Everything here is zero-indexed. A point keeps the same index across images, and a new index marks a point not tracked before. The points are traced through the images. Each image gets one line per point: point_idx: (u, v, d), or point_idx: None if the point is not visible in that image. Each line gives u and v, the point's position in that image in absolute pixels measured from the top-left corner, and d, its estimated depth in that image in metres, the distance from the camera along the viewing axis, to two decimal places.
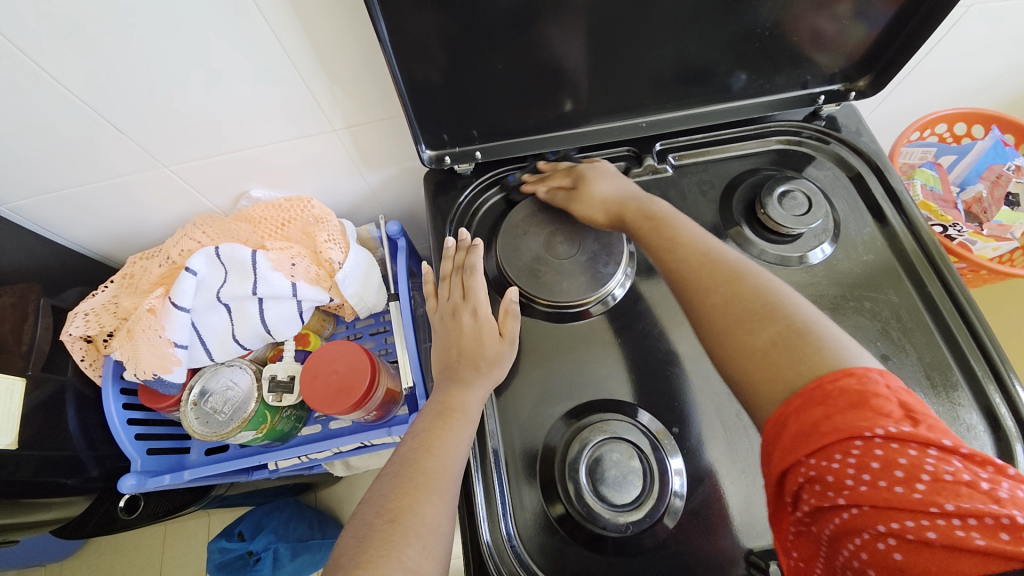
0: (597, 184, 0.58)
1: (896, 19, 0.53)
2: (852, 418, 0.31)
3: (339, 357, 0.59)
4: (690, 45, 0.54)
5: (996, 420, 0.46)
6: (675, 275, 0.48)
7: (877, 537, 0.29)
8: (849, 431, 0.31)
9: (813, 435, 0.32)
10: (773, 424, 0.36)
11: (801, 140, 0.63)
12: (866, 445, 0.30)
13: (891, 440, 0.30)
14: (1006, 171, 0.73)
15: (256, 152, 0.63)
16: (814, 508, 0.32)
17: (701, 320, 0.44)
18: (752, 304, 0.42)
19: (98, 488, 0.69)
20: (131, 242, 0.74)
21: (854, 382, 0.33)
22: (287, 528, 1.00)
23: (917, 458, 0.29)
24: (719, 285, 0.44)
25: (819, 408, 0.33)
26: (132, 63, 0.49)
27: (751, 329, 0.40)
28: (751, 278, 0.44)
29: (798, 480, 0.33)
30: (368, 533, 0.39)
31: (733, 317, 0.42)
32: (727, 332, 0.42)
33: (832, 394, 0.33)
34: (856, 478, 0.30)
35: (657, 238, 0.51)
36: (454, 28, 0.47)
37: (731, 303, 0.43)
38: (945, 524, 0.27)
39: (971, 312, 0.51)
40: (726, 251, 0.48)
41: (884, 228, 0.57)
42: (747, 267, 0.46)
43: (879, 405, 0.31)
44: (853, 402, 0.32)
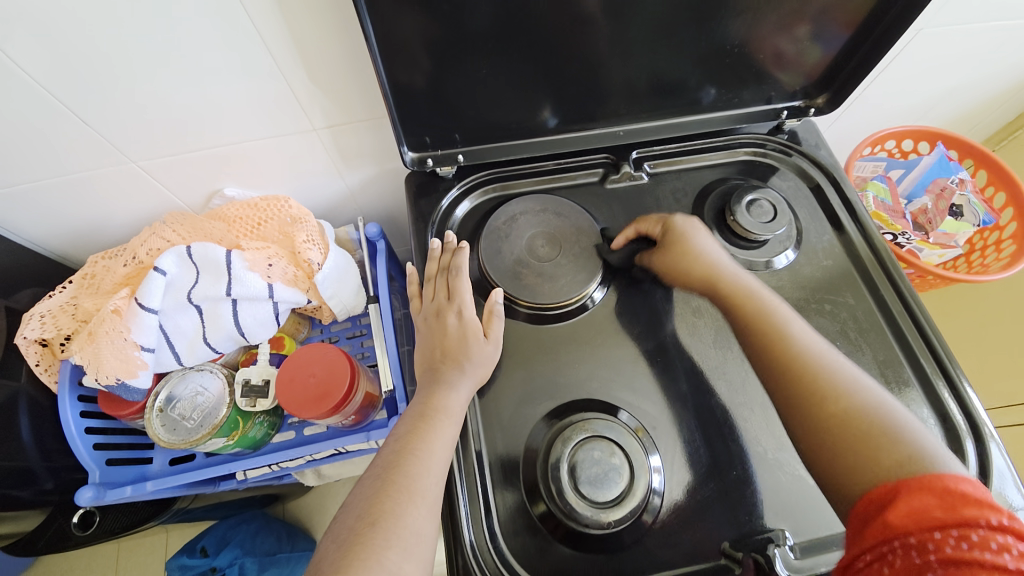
0: (693, 240, 0.57)
1: (848, 43, 0.58)
2: (963, 508, 0.35)
3: (316, 360, 0.58)
4: (663, 59, 0.57)
5: (945, 413, 0.50)
6: (779, 378, 0.48)
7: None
8: (959, 514, 0.34)
9: (919, 510, 0.35)
10: (873, 502, 0.38)
11: (766, 152, 0.67)
12: (973, 527, 0.33)
13: (999, 529, 0.33)
14: (949, 184, 0.79)
15: (231, 149, 0.61)
16: (900, 568, 0.34)
17: (810, 434, 0.45)
18: (869, 425, 0.42)
19: (52, 502, 0.66)
20: (92, 240, 0.71)
21: (971, 488, 0.36)
22: (254, 542, 0.96)
23: (1018, 546, 0.32)
24: (831, 399, 0.45)
25: (931, 495, 0.36)
26: (105, 53, 0.47)
27: (871, 450, 0.41)
28: (864, 395, 0.45)
29: (891, 542, 0.35)
30: (349, 537, 0.39)
31: (848, 436, 0.42)
32: (844, 452, 0.42)
33: (953, 490, 0.36)
34: (951, 543, 0.33)
35: (764, 328, 0.51)
36: (438, 32, 0.48)
37: (854, 418, 0.43)
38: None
39: (920, 314, 0.55)
40: (833, 354, 0.49)
41: (842, 237, 0.61)
42: (854, 379, 0.46)
43: (995, 507, 0.34)
44: (969, 498, 0.35)
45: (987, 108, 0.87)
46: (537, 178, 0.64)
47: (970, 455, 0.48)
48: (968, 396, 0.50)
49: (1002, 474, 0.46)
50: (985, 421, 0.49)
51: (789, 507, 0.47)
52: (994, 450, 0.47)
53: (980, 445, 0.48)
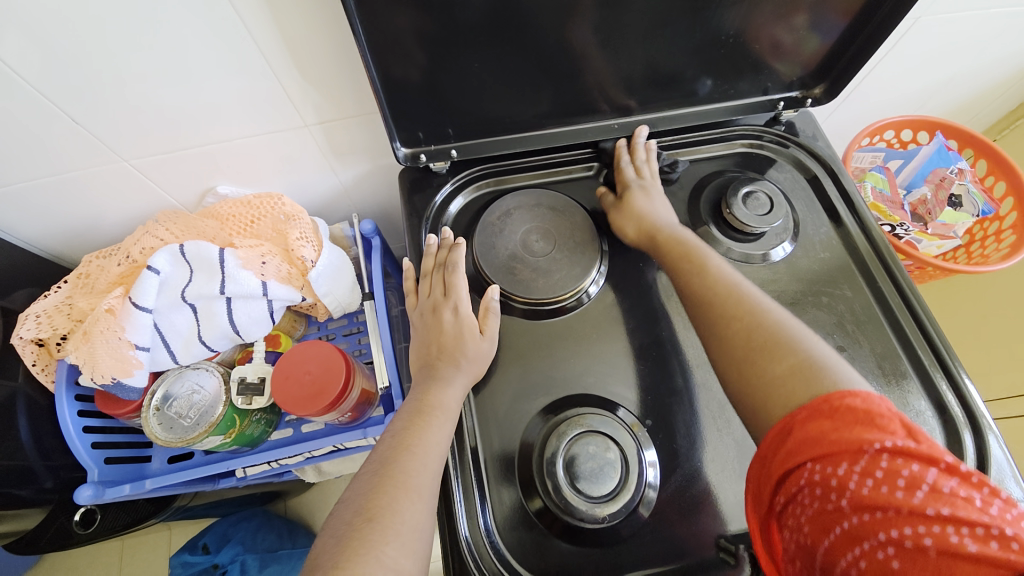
0: (641, 196, 0.59)
1: (847, 32, 0.57)
2: (859, 431, 0.35)
3: (312, 357, 0.58)
4: (658, 50, 0.56)
5: (943, 406, 0.50)
6: (694, 303, 0.50)
7: (877, 547, 0.31)
8: (856, 441, 0.34)
9: (821, 443, 0.35)
10: (776, 434, 0.39)
11: (763, 144, 0.66)
12: (872, 456, 0.34)
13: (896, 453, 0.33)
14: (949, 174, 0.78)
15: (223, 146, 0.61)
16: (814, 513, 0.34)
17: (717, 341, 0.47)
18: (769, 336, 0.44)
19: (53, 500, 0.66)
20: (87, 240, 0.70)
21: (860, 401, 0.36)
22: (255, 539, 0.96)
23: (918, 472, 0.33)
24: (736, 314, 0.47)
25: (828, 421, 0.36)
26: (93, 50, 0.47)
27: (768, 360, 0.43)
28: (770, 313, 0.46)
29: (800, 483, 0.36)
30: (346, 532, 0.39)
31: (747, 344, 0.45)
32: (743, 359, 0.44)
33: (842, 408, 0.36)
34: (859, 483, 0.33)
35: (686, 269, 0.53)
36: (431, 26, 0.48)
37: (753, 333, 0.45)
38: (941, 531, 0.30)
39: (918, 306, 0.54)
40: (747, 285, 0.50)
41: (839, 229, 0.61)
42: (763, 301, 0.48)
43: (886, 423, 0.35)
44: (862, 417, 0.35)
45: (988, 97, 0.86)
46: (531, 173, 0.64)
47: (968, 446, 0.47)
48: (968, 389, 0.50)
49: (1001, 467, 0.46)
50: (983, 413, 0.48)
51: None
52: (991, 441, 0.47)
53: (978, 437, 0.48)
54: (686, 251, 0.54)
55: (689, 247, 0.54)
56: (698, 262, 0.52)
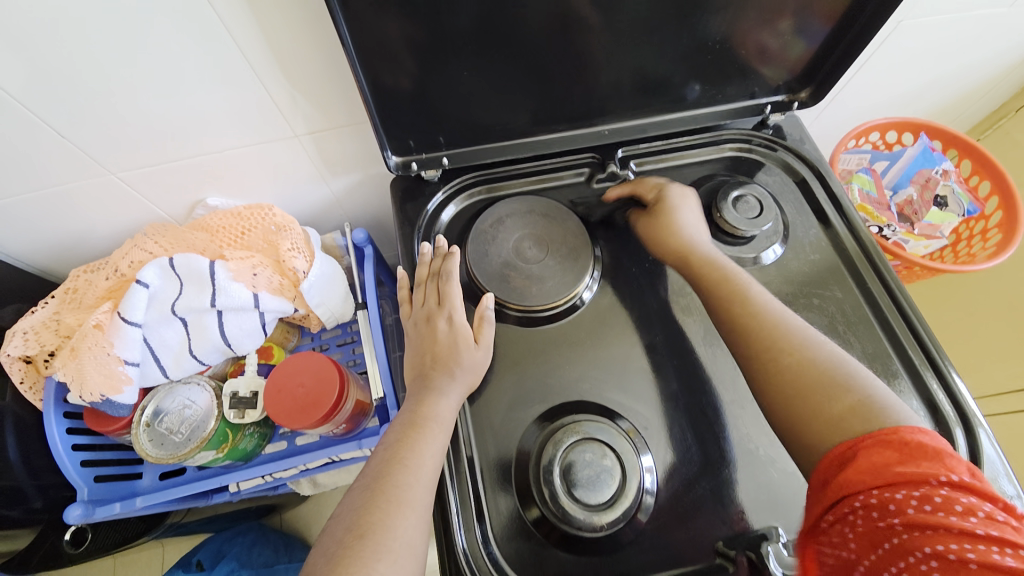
0: (677, 211, 0.58)
1: (830, 37, 0.58)
2: (923, 465, 0.35)
3: (304, 369, 0.58)
4: (647, 56, 0.56)
5: (934, 403, 0.50)
6: (737, 331, 0.49)
7: (921, 560, 0.32)
8: (921, 472, 0.34)
9: (882, 470, 0.36)
10: (833, 461, 0.39)
11: (751, 148, 0.67)
12: (933, 485, 0.34)
13: (957, 487, 0.34)
14: (933, 175, 0.80)
15: (213, 157, 0.60)
16: (864, 530, 0.34)
17: (765, 377, 0.46)
18: (822, 373, 0.44)
19: (42, 520, 0.65)
20: (75, 254, 0.70)
21: (928, 439, 0.37)
22: (250, 554, 0.95)
23: (973, 503, 0.33)
24: (787, 349, 0.46)
25: (894, 451, 0.36)
26: (81, 63, 0.47)
27: (827, 398, 0.42)
28: (820, 347, 0.46)
29: (855, 504, 0.35)
30: (338, 550, 0.38)
31: (802, 382, 0.44)
32: (798, 398, 0.43)
33: (910, 443, 0.36)
34: (917, 506, 0.33)
35: (722, 293, 0.52)
36: (421, 35, 0.48)
37: (804, 369, 0.44)
38: (985, 549, 0.31)
39: (908, 306, 0.55)
40: (793, 316, 0.50)
41: (828, 230, 0.61)
42: (810, 334, 0.48)
43: (952, 462, 0.35)
44: (928, 452, 0.36)
45: (970, 98, 0.88)
46: (524, 180, 0.65)
47: (959, 443, 0.48)
48: (957, 386, 0.50)
49: (994, 464, 0.46)
50: (973, 410, 0.49)
51: (781, 502, 0.47)
52: (982, 436, 0.47)
53: (969, 434, 0.48)
54: (719, 278, 0.53)
55: (724, 273, 0.53)
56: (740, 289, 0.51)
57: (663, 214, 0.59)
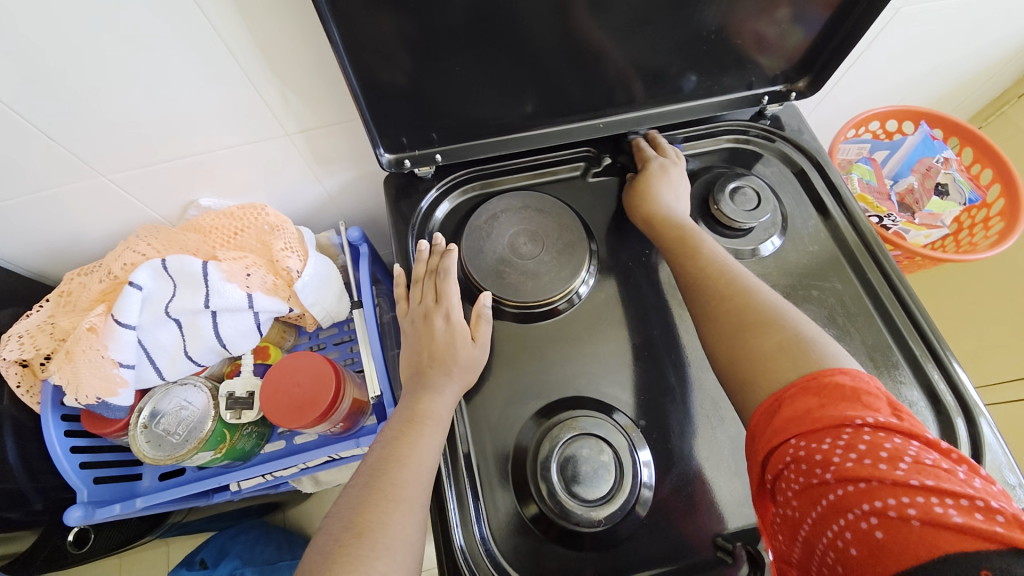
0: (656, 180, 0.58)
1: (829, 25, 0.57)
2: (843, 408, 0.35)
3: (301, 369, 0.57)
4: (642, 47, 0.55)
5: (935, 394, 0.50)
6: (690, 288, 0.50)
7: (861, 517, 0.31)
8: (840, 417, 0.34)
9: (806, 419, 0.35)
10: (764, 412, 0.38)
11: (749, 139, 0.66)
12: (855, 430, 0.33)
13: (878, 428, 0.33)
14: (935, 163, 0.79)
15: (204, 157, 0.60)
16: (801, 488, 0.34)
17: (707, 319, 0.47)
18: (759, 314, 0.44)
19: (43, 521, 0.65)
20: (68, 257, 0.69)
21: (849, 379, 0.36)
22: (253, 551, 0.95)
23: (900, 445, 0.32)
24: (728, 295, 0.47)
25: (816, 397, 0.36)
26: (66, 65, 0.46)
27: (759, 335, 0.43)
28: (760, 293, 0.47)
29: (786, 459, 0.35)
30: (335, 548, 0.38)
31: (737, 320, 0.45)
32: (733, 336, 0.44)
33: (829, 386, 0.36)
34: (843, 456, 0.33)
35: (680, 254, 0.53)
36: (412, 30, 0.47)
37: (741, 312, 0.45)
38: (924, 501, 0.30)
39: (908, 297, 0.54)
40: (741, 270, 0.50)
41: (827, 221, 0.61)
42: (753, 283, 0.48)
43: (871, 401, 0.35)
44: (849, 394, 0.35)
45: (972, 85, 0.86)
46: (518, 175, 0.64)
47: (961, 433, 0.47)
48: (959, 376, 0.50)
49: (995, 455, 0.46)
50: (975, 400, 0.48)
51: None
52: (984, 426, 0.47)
53: (971, 424, 0.47)
54: (682, 235, 0.54)
55: (685, 233, 0.54)
56: (693, 249, 0.53)
57: (643, 181, 0.58)
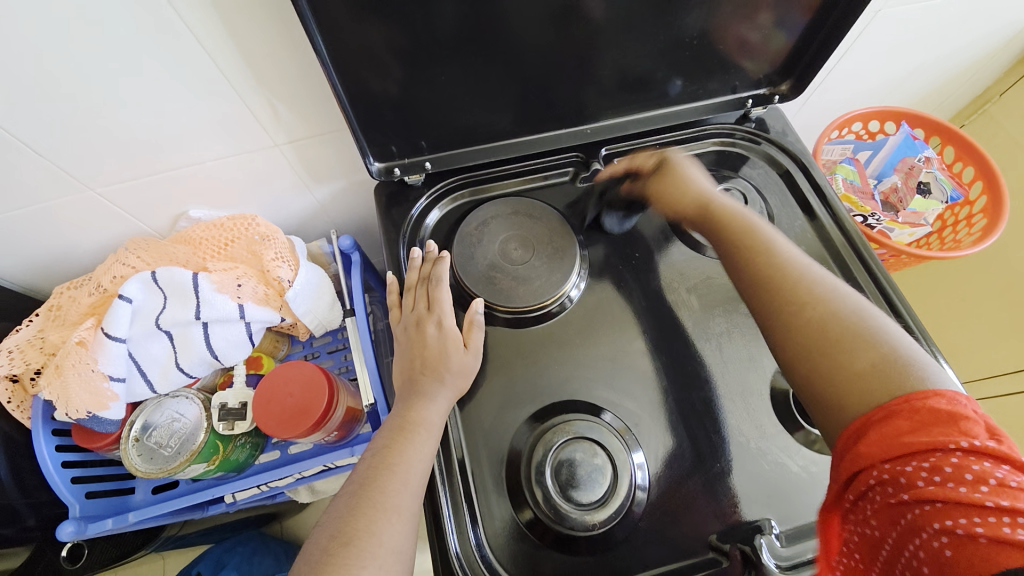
0: (687, 168, 0.60)
1: (809, 29, 0.58)
2: (935, 432, 0.34)
3: (294, 378, 0.57)
4: (628, 53, 0.56)
5: None
6: (757, 284, 0.49)
7: (933, 536, 0.32)
8: (930, 442, 0.34)
9: (894, 443, 0.35)
10: (850, 431, 0.38)
11: (735, 142, 0.67)
12: (945, 454, 0.33)
13: (970, 452, 0.33)
14: (916, 162, 0.80)
15: (194, 169, 0.60)
16: (880, 506, 0.35)
17: (787, 326, 0.45)
18: (846, 328, 0.42)
19: (35, 538, 0.65)
20: (58, 271, 0.69)
21: (945, 403, 0.35)
22: (250, 563, 0.93)
23: (987, 468, 0.32)
24: (813, 304, 0.45)
25: (906, 421, 0.35)
26: (56, 82, 0.46)
27: (850, 350, 0.41)
28: (845, 301, 0.45)
29: (869, 482, 0.36)
30: (322, 558, 0.38)
31: (824, 334, 0.43)
32: (820, 349, 0.42)
33: (923, 410, 0.35)
34: (926, 480, 0.33)
35: (735, 245, 0.53)
36: (401, 40, 0.48)
37: (825, 321, 0.43)
38: (995, 522, 0.31)
39: (893, 294, 0.55)
40: (817, 271, 0.48)
41: (813, 222, 0.61)
42: (835, 289, 0.46)
43: (968, 425, 0.34)
44: (944, 418, 0.34)
45: (951, 85, 0.88)
46: (509, 180, 0.64)
47: None
48: (946, 372, 0.50)
49: None
50: None
51: (776, 494, 0.48)
52: None
53: None
54: (743, 232, 0.53)
55: (749, 228, 0.53)
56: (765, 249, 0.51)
57: (670, 170, 0.60)
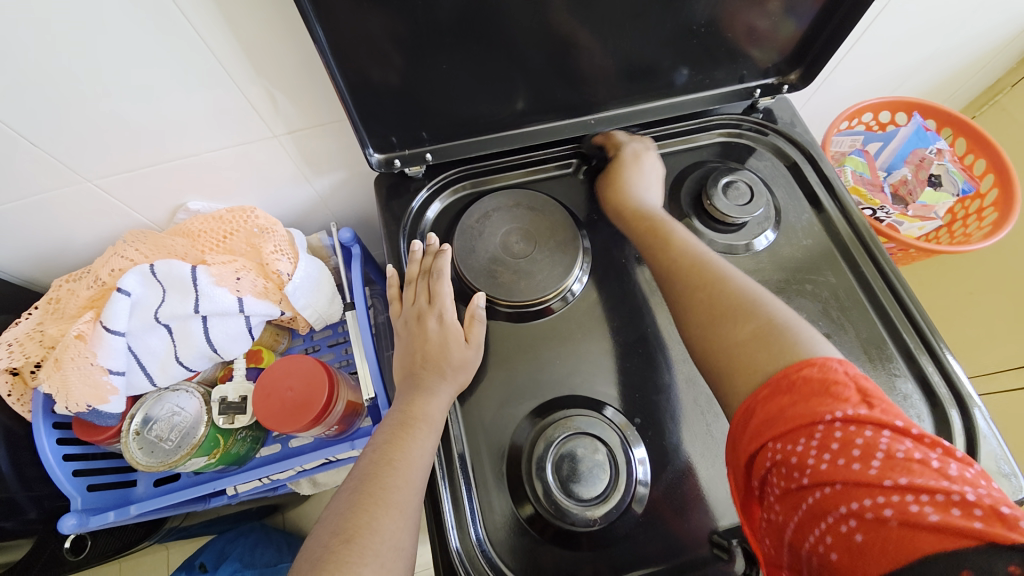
0: (627, 165, 0.59)
1: (820, 17, 0.56)
2: (814, 405, 0.34)
3: (294, 372, 0.57)
4: (632, 42, 0.55)
5: (928, 386, 0.50)
6: (667, 275, 0.51)
7: (840, 520, 0.31)
8: (810, 416, 0.33)
9: (781, 421, 0.35)
10: (742, 412, 0.38)
11: (742, 133, 0.66)
12: (826, 427, 0.33)
13: (848, 422, 0.32)
14: (928, 154, 0.79)
15: (191, 160, 0.59)
16: (783, 491, 0.34)
17: (682, 307, 0.48)
18: (733, 302, 0.45)
19: (38, 530, 0.65)
20: (58, 262, 0.69)
21: (816, 371, 0.35)
22: (253, 555, 0.94)
23: (872, 438, 0.32)
24: (702, 284, 0.47)
25: (786, 396, 0.36)
26: (48, 70, 0.45)
27: (735, 323, 0.43)
28: (733, 280, 0.47)
29: (767, 464, 0.35)
30: (324, 555, 0.38)
31: (710, 309, 0.45)
32: (705, 325, 0.45)
33: (800, 383, 0.35)
34: (817, 457, 0.32)
35: (652, 244, 0.53)
36: (401, 28, 0.46)
37: (713, 300, 0.46)
38: (899, 500, 0.29)
39: (901, 288, 0.54)
40: (715, 257, 0.50)
41: (820, 214, 0.60)
42: (730, 272, 0.48)
43: (840, 394, 0.34)
44: (818, 389, 0.34)
45: (963, 76, 0.86)
46: (511, 172, 0.64)
47: (955, 424, 0.47)
48: (953, 368, 0.50)
49: (991, 447, 0.45)
50: (969, 391, 0.48)
51: None
52: (978, 417, 0.47)
53: (965, 414, 0.48)
54: (654, 226, 0.54)
55: (655, 223, 0.55)
56: (671, 241, 0.52)
57: (616, 172, 0.59)
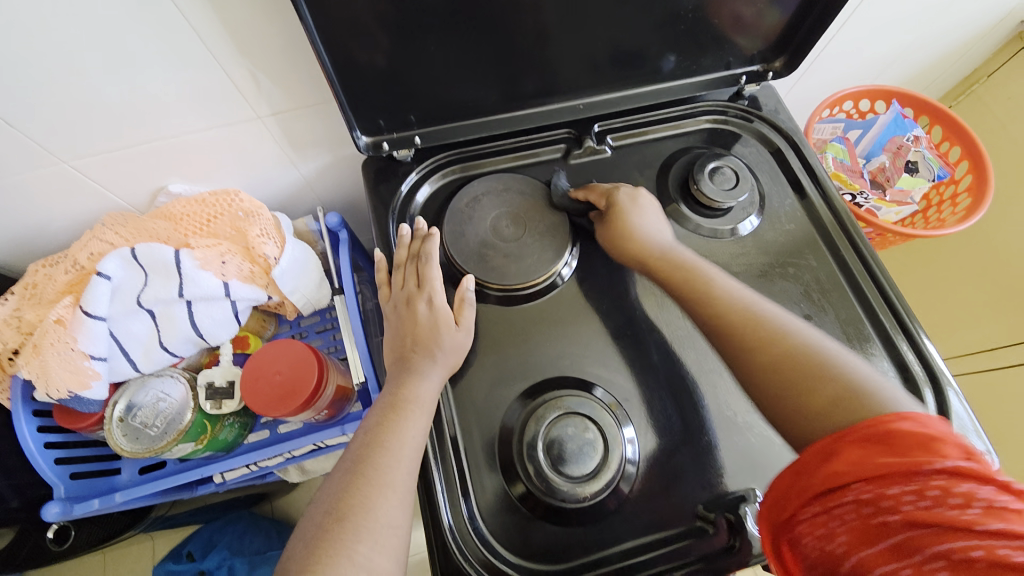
0: (634, 216, 0.55)
1: (803, 6, 0.57)
2: (914, 454, 0.34)
3: (281, 357, 0.56)
4: (620, 28, 0.55)
5: (904, 364, 0.52)
6: (717, 329, 0.49)
7: (927, 560, 0.31)
8: (908, 464, 0.34)
9: (869, 464, 0.35)
10: (816, 453, 0.38)
11: (727, 119, 0.66)
12: (925, 476, 0.33)
13: (950, 473, 0.33)
14: (905, 141, 0.81)
15: (173, 142, 0.58)
16: (858, 525, 0.34)
17: (746, 368, 0.46)
18: (807, 359, 0.44)
19: (19, 519, 0.64)
20: (33, 246, 0.67)
21: (913, 424, 0.36)
22: (242, 542, 0.94)
23: (971, 488, 0.32)
24: (764, 345, 0.46)
25: (879, 445, 0.36)
26: (19, 45, 0.43)
27: (816, 385, 0.42)
28: (798, 338, 0.46)
29: (845, 500, 0.35)
30: (317, 534, 0.39)
31: (786, 373, 0.44)
32: (780, 388, 0.44)
33: (892, 434, 0.36)
34: (911, 501, 0.33)
35: (692, 296, 0.51)
36: (389, 7, 0.46)
37: (782, 362, 0.44)
38: (993, 545, 0.30)
39: (879, 273, 0.56)
40: (767, 308, 0.49)
41: (803, 201, 0.62)
42: (792, 326, 0.47)
43: (943, 447, 0.34)
44: (917, 439, 0.35)
45: (940, 66, 0.89)
46: (500, 157, 0.63)
47: (929, 401, 0.50)
48: (927, 348, 0.52)
49: (962, 421, 0.48)
50: (942, 370, 0.51)
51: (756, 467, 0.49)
52: (950, 396, 0.49)
53: (938, 393, 0.50)
54: (688, 273, 0.52)
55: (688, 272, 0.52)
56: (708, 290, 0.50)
57: (618, 219, 0.55)
